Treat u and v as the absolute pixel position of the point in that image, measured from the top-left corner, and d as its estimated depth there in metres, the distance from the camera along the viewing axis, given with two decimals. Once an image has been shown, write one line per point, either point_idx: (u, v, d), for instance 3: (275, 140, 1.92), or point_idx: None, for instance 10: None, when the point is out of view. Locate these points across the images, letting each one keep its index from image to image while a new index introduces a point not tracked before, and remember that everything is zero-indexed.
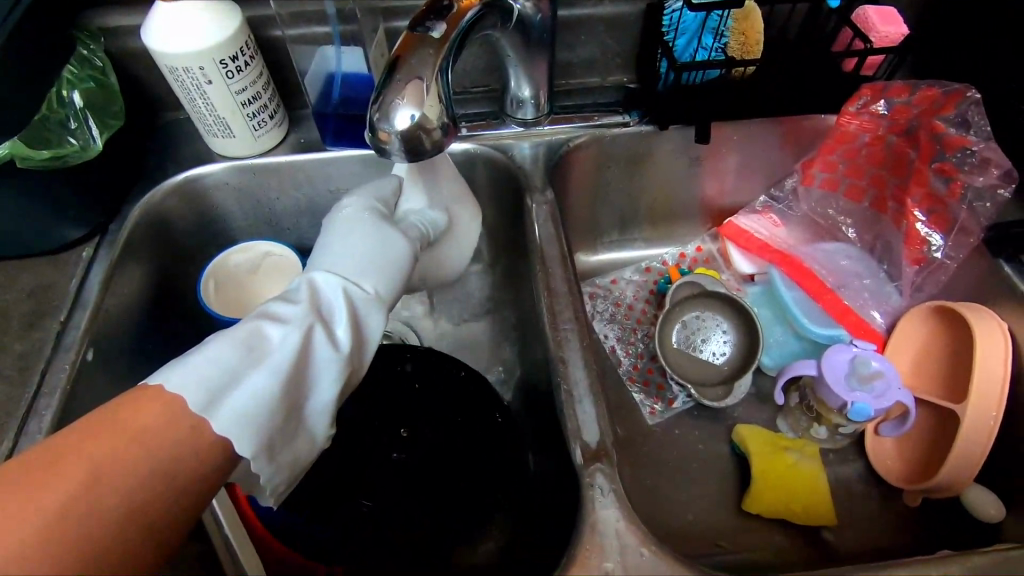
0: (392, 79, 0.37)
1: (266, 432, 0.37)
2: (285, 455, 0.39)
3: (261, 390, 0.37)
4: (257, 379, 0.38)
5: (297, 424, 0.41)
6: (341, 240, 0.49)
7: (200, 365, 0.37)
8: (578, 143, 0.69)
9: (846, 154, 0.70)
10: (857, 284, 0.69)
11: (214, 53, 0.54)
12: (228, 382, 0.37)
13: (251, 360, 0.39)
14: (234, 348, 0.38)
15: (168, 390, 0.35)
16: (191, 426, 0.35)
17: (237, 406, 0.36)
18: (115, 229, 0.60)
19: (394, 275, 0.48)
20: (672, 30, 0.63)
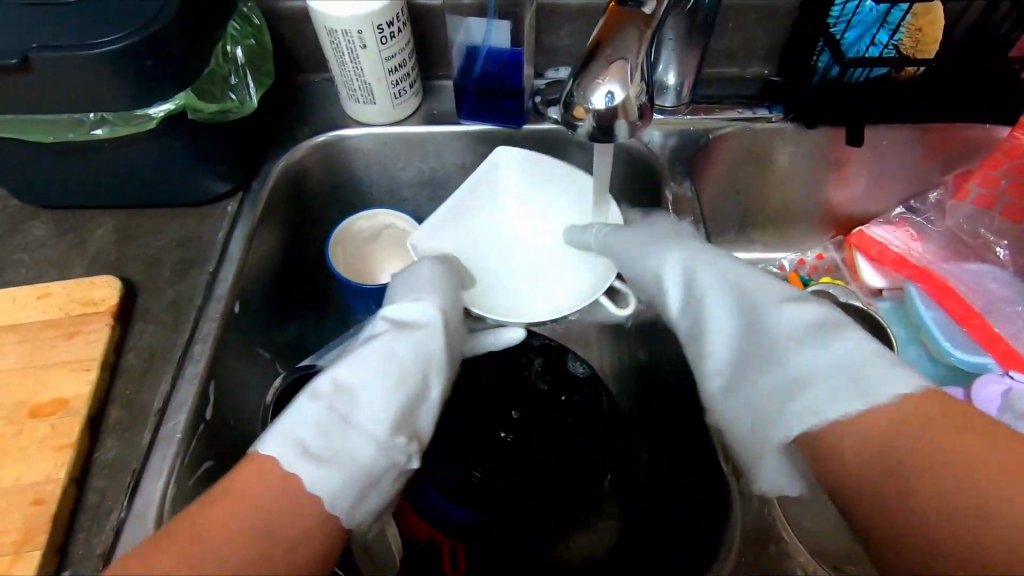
0: (600, 55, 0.37)
1: (293, 436, 0.40)
2: (322, 443, 0.41)
3: (331, 423, 0.42)
4: (325, 419, 0.42)
5: (345, 427, 0.42)
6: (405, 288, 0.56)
7: (299, 420, 0.41)
8: (719, 134, 0.65)
9: (1013, 169, 0.64)
10: (1009, 310, 0.64)
11: (375, 18, 0.54)
12: (296, 424, 0.41)
13: (339, 418, 0.43)
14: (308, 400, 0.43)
15: (266, 453, 0.39)
16: (285, 482, 0.37)
17: (300, 437, 0.40)
18: (257, 186, 0.61)
19: (444, 291, 0.55)
20: (842, 22, 0.59)
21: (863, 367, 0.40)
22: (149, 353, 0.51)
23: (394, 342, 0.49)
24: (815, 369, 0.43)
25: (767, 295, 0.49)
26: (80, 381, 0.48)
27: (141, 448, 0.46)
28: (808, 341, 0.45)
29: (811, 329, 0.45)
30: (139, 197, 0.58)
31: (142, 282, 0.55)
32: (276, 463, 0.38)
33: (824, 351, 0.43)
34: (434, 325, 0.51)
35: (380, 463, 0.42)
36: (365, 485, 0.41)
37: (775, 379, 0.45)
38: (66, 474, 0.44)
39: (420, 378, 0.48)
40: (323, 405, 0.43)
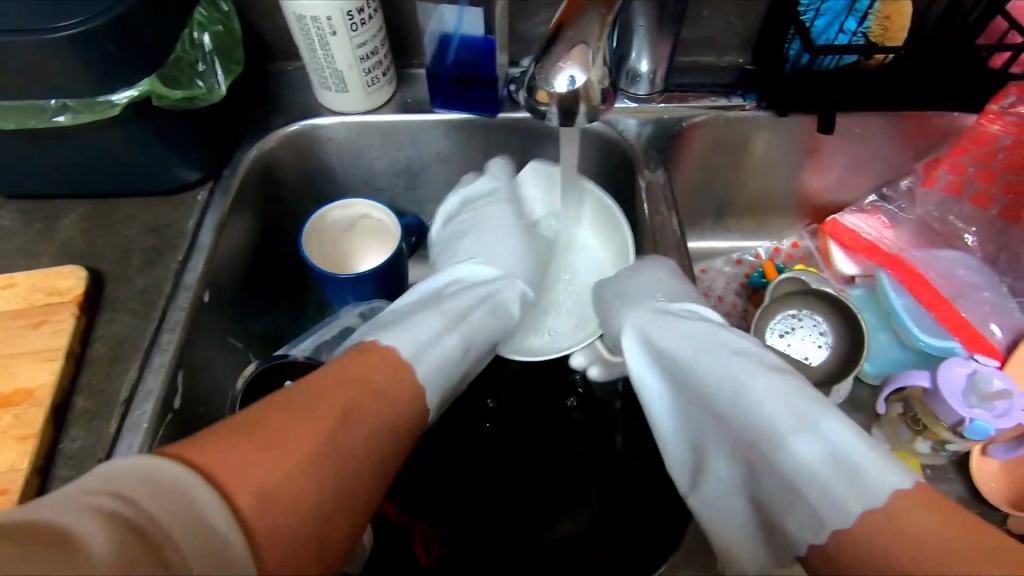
0: (562, 38, 0.37)
1: (412, 346, 0.47)
2: (426, 362, 0.47)
3: (436, 354, 0.48)
4: (435, 344, 0.48)
5: (448, 360, 0.49)
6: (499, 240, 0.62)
7: (415, 337, 0.48)
8: (693, 122, 0.66)
9: (978, 156, 0.65)
10: (976, 296, 0.65)
11: (344, 4, 0.54)
12: (413, 336, 0.47)
13: (446, 347, 0.49)
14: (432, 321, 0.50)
15: (389, 348, 0.46)
16: (388, 395, 0.43)
17: (410, 346, 0.46)
18: (228, 175, 0.60)
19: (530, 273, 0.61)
20: (812, 10, 0.60)
21: (845, 455, 0.39)
22: (117, 342, 0.50)
23: (505, 291, 0.57)
24: (795, 468, 0.40)
25: (742, 365, 0.45)
26: (46, 371, 0.47)
27: (107, 437, 0.46)
28: (769, 438, 0.41)
29: (778, 401, 0.42)
30: (107, 186, 0.57)
31: (110, 271, 0.54)
32: (394, 356, 0.45)
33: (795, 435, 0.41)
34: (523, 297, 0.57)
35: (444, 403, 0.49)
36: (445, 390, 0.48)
37: (753, 457, 0.43)
38: (30, 464, 0.44)
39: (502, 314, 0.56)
40: (427, 323, 0.49)
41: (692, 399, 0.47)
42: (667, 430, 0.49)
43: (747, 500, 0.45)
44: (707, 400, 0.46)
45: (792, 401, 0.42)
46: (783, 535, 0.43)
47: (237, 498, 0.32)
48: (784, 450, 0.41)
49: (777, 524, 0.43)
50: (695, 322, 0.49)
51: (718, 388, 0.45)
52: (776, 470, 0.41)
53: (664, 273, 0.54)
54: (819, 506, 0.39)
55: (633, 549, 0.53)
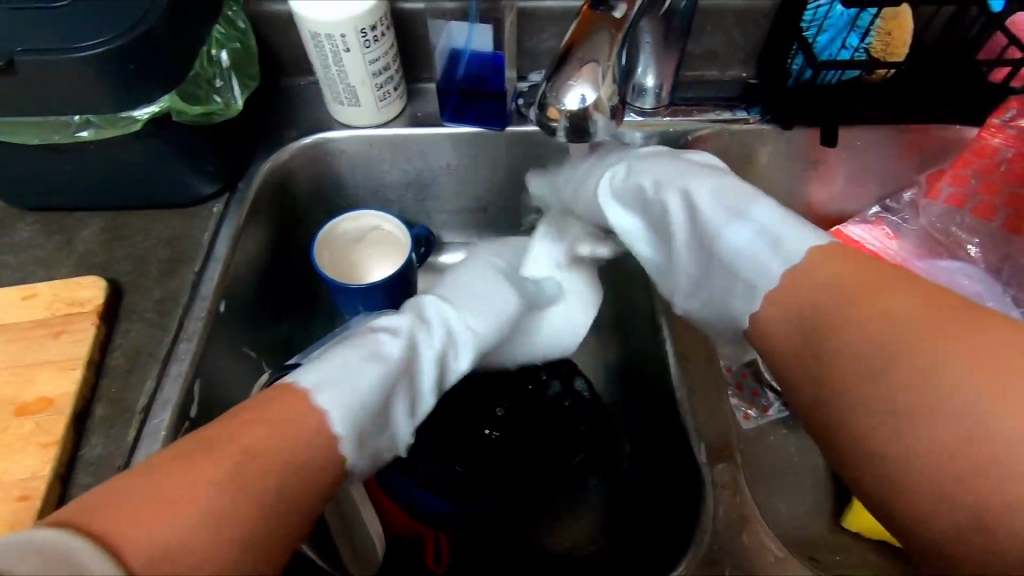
0: (572, 58, 0.38)
1: (333, 378, 0.43)
2: (349, 400, 0.42)
3: (363, 387, 0.43)
4: (357, 376, 0.43)
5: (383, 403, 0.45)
6: (464, 293, 0.56)
7: (329, 367, 0.43)
8: (698, 136, 0.67)
9: (981, 168, 0.66)
10: (979, 306, 0.65)
11: (358, 22, 0.55)
12: (330, 372, 0.43)
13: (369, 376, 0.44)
14: (358, 355, 0.45)
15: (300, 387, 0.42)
16: (305, 413, 0.40)
17: (340, 387, 0.42)
18: (243, 187, 0.62)
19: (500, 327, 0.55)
20: (814, 26, 0.61)
21: (775, 233, 0.48)
22: (134, 351, 0.52)
23: (448, 319, 0.53)
24: (733, 254, 0.50)
25: (701, 181, 0.53)
26: (66, 380, 0.48)
27: (126, 445, 0.47)
28: (729, 235, 0.51)
29: (725, 195, 0.52)
30: (126, 199, 0.59)
31: (127, 282, 0.56)
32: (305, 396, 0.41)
33: (740, 224, 0.50)
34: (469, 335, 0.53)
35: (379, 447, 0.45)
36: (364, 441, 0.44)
37: (713, 255, 0.52)
38: (50, 471, 0.44)
39: (456, 334, 0.52)
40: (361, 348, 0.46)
41: (661, 227, 0.57)
42: (643, 252, 0.59)
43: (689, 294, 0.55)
44: (666, 220, 0.55)
45: (752, 216, 0.50)
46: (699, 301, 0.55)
47: (171, 516, 0.33)
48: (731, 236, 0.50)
49: (717, 303, 0.53)
50: (660, 160, 0.57)
51: (672, 204, 0.54)
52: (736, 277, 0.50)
53: (622, 155, 0.61)
54: (760, 279, 0.48)
55: (634, 549, 0.56)
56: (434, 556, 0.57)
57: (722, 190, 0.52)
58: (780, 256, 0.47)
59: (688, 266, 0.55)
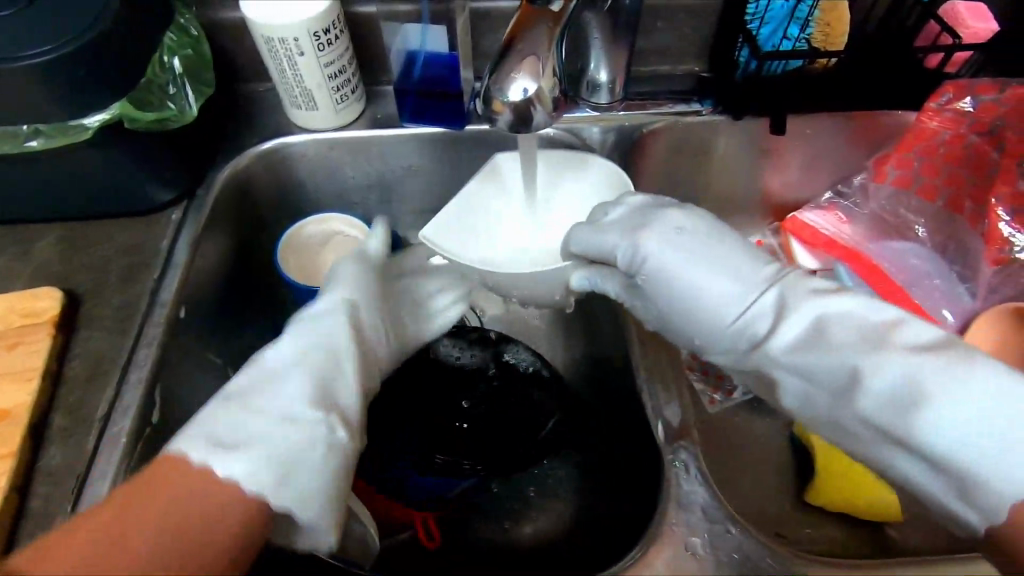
0: (511, 50, 0.39)
1: (209, 434, 0.42)
2: (251, 446, 0.42)
3: (230, 419, 0.43)
4: (232, 415, 0.44)
5: (280, 422, 0.44)
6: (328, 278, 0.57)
7: (208, 418, 0.43)
8: (652, 129, 0.69)
9: (923, 151, 0.68)
10: (927, 284, 0.68)
11: (310, 25, 0.56)
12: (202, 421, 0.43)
13: (235, 406, 0.44)
14: (234, 396, 0.45)
15: (180, 462, 0.40)
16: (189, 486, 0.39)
17: (206, 438, 0.42)
18: (202, 194, 0.61)
19: (361, 283, 0.56)
20: (757, 19, 0.63)
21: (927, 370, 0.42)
22: (93, 359, 0.51)
23: (321, 307, 0.53)
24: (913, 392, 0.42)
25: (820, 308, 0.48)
26: (23, 391, 0.48)
27: (85, 454, 0.46)
28: (840, 317, 0.47)
29: (851, 342, 0.45)
30: (82, 209, 0.58)
31: (86, 291, 0.55)
32: (187, 459, 0.40)
33: (888, 362, 0.43)
34: (328, 302, 0.54)
35: (308, 446, 0.44)
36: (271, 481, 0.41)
37: (937, 420, 0.40)
38: (8, 482, 0.44)
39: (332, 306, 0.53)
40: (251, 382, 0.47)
41: (709, 249, 0.51)
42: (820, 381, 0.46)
43: (969, 458, 0.39)
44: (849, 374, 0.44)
45: (923, 367, 0.42)
46: (828, 420, 0.47)
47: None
48: (918, 442, 0.41)
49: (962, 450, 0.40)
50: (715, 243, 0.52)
51: (840, 335, 0.46)
52: (908, 445, 0.42)
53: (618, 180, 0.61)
54: (984, 461, 0.39)
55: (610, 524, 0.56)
56: (427, 535, 0.57)
57: (846, 343, 0.45)
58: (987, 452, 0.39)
59: (872, 407, 0.43)
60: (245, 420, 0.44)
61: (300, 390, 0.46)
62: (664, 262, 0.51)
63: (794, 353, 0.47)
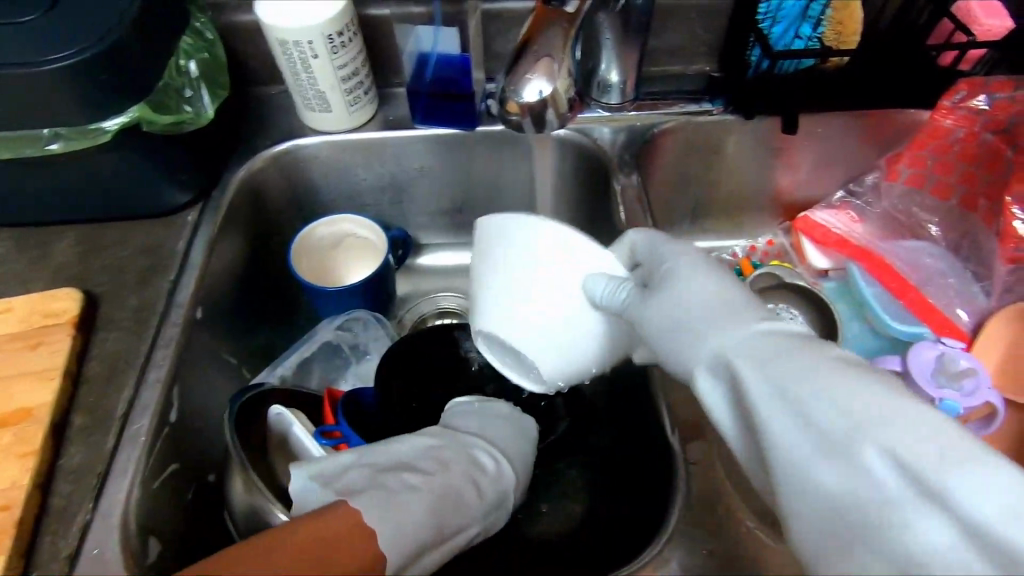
0: (526, 52, 0.39)
1: (383, 510, 0.40)
2: (413, 520, 0.41)
3: (391, 498, 0.41)
4: (392, 496, 0.42)
5: (448, 507, 0.43)
6: (481, 419, 0.52)
7: (380, 500, 0.41)
8: (663, 129, 0.69)
9: (937, 149, 0.68)
10: (941, 282, 0.67)
11: (324, 28, 0.56)
12: (371, 498, 0.41)
13: (414, 489, 0.43)
14: (402, 494, 0.42)
15: (352, 517, 0.39)
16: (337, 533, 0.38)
17: (378, 504, 0.40)
18: (217, 196, 0.62)
19: (525, 435, 0.53)
20: (769, 18, 0.62)
21: (912, 450, 0.33)
22: (112, 359, 0.52)
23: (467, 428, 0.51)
24: (886, 454, 0.34)
25: (800, 341, 0.40)
26: (44, 390, 0.48)
27: (104, 453, 0.47)
28: (816, 348, 0.39)
29: (836, 387, 0.36)
30: (100, 211, 0.59)
31: (104, 292, 0.56)
32: (351, 515, 0.39)
33: (866, 401, 0.35)
34: (480, 442, 0.49)
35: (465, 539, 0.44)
36: (405, 555, 0.39)
37: (886, 477, 0.34)
38: (30, 480, 0.44)
39: (484, 439, 0.50)
40: (449, 445, 0.48)
41: (699, 288, 0.45)
42: (789, 428, 0.37)
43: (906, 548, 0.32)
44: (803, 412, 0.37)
45: (886, 410, 0.35)
46: (800, 470, 0.37)
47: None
48: (950, 508, 0.32)
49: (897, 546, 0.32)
50: (698, 276, 0.46)
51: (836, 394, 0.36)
52: (867, 507, 0.34)
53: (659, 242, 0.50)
54: (954, 550, 0.32)
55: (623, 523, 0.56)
56: None
57: (833, 393, 0.36)
58: (967, 525, 0.32)
59: (828, 457, 0.35)
60: (457, 488, 0.45)
61: (463, 480, 0.46)
62: (685, 279, 0.46)
63: (769, 385, 0.38)
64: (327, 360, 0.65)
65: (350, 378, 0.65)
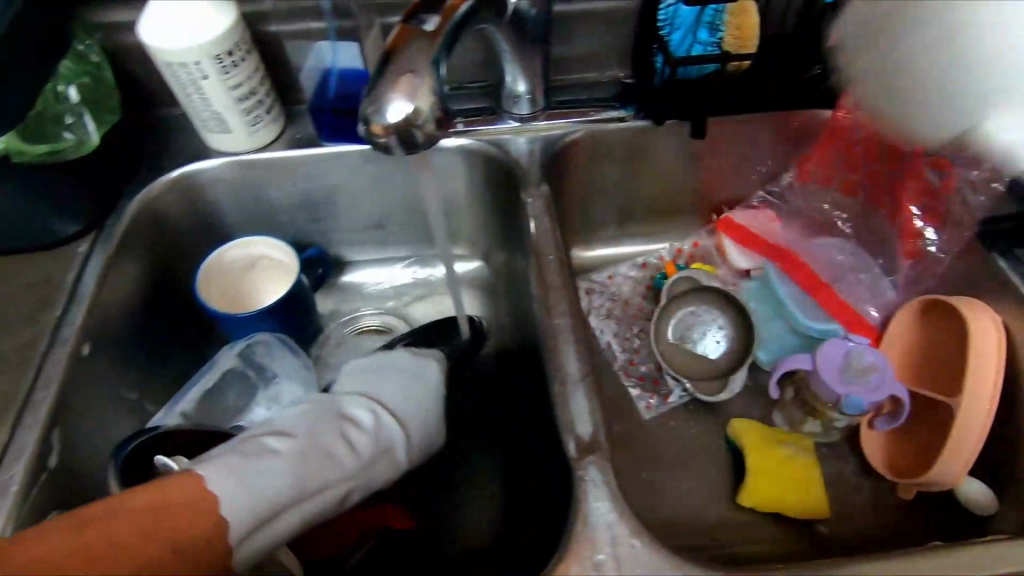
0: (385, 71, 0.38)
1: (238, 474, 0.42)
2: (270, 486, 0.42)
3: (249, 464, 0.43)
4: (252, 461, 0.43)
5: (309, 474, 0.45)
6: (382, 381, 0.56)
7: (237, 467, 0.42)
8: (573, 137, 0.69)
9: (842, 149, 0.70)
10: (853, 278, 0.68)
11: (211, 48, 0.55)
12: (224, 463, 0.42)
13: (276, 455, 0.44)
14: (260, 461, 0.43)
15: (202, 486, 0.40)
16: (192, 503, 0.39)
17: (231, 470, 0.42)
18: (112, 224, 0.60)
19: (414, 399, 0.55)
20: (667, 24, 0.63)
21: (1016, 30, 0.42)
22: None
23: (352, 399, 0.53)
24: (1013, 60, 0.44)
25: None
26: None
27: None
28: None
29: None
30: None
31: None
32: (202, 482, 0.40)
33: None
34: (371, 413, 0.52)
35: (331, 501, 0.46)
36: (263, 517, 0.42)
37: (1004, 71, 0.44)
38: None
39: (371, 408, 0.52)
40: (324, 408, 0.51)
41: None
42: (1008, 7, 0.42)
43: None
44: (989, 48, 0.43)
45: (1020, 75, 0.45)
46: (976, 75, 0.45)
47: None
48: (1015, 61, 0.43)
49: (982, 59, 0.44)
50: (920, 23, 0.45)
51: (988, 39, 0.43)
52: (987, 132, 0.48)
53: None
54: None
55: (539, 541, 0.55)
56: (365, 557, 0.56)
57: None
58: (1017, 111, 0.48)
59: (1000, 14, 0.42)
60: (325, 444, 0.47)
61: (332, 447, 0.48)
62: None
63: None
64: (235, 387, 0.62)
65: (259, 403, 0.61)
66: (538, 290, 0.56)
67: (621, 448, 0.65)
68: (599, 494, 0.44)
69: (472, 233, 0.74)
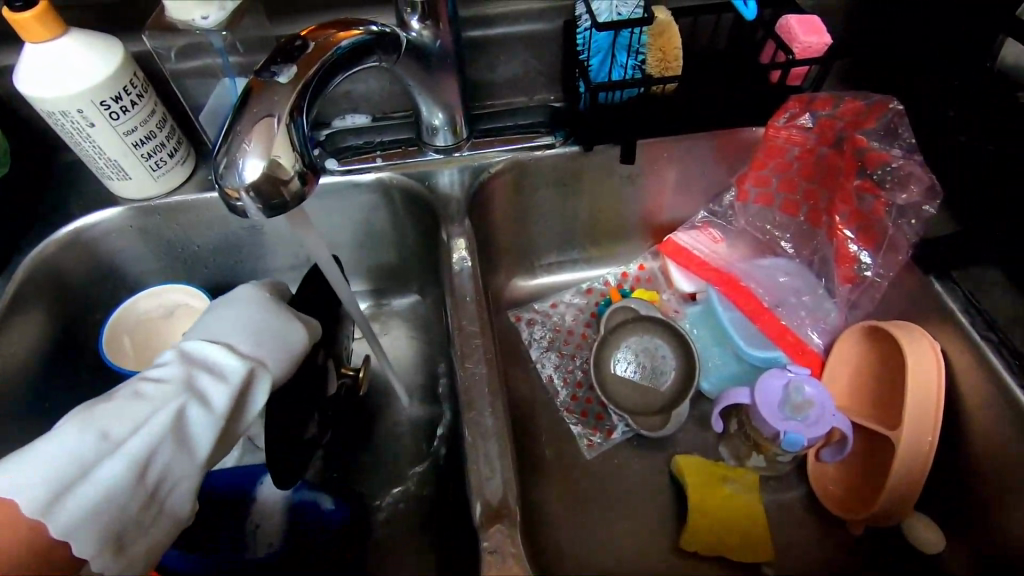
0: (238, 126, 0.36)
1: (19, 461, 0.37)
2: (57, 451, 0.37)
3: (31, 447, 0.38)
4: (39, 441, 0.38)
5: (113, 426, 0.39)
6: (211, 319, 0.50)
7: (26, 456, 0.37)
8: (497, 169, 0.65)
9: (778, 167, 0.68)
10: (795, 301, 0.66)
11: (93, 95, 0.51)
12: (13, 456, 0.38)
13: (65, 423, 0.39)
14: (46, 437, 0.38)
15: None
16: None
17: (13, 461, 0.37)
18: (3, 282, 0.57)
19: (248, 324, 0.49)
20: (586, 49, 0.61)
21: None
22: None
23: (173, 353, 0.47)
24: None
25: None
26: None
27: None
28: None
29: None
30: None
31: None
32: None
33: None
34: (188, 346, 0.46)
35: (152, 432, 0.40)
36: (59, 486, 0.36)
37: None
38: None
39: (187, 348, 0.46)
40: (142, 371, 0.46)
41: None
42: None
43: None
44: None
45: None
46: None
47: None
48: None
49: None
50: None
51: None
52: None
53: None
54: None
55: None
56: None
57: None
58: None
59: None
60: (129, 394, 0.42)
61: (140, 394, 0.42)
62: None
63: None
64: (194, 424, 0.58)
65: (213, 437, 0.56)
66: (454, 336, 0.53)
67: (560, 491, 0.62)
68: (503, 566, 0.41)
69: (402, 268, 0.71)
